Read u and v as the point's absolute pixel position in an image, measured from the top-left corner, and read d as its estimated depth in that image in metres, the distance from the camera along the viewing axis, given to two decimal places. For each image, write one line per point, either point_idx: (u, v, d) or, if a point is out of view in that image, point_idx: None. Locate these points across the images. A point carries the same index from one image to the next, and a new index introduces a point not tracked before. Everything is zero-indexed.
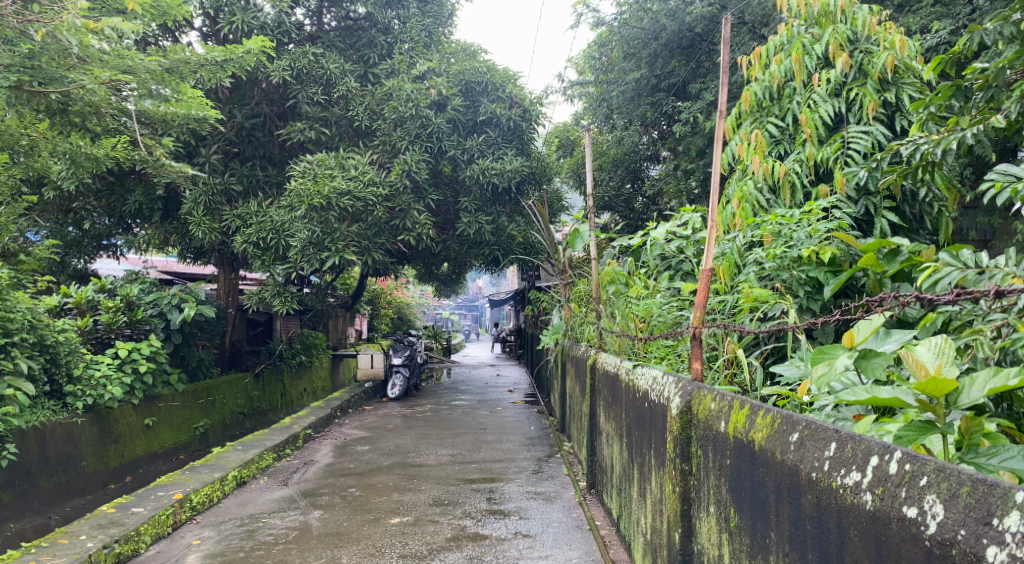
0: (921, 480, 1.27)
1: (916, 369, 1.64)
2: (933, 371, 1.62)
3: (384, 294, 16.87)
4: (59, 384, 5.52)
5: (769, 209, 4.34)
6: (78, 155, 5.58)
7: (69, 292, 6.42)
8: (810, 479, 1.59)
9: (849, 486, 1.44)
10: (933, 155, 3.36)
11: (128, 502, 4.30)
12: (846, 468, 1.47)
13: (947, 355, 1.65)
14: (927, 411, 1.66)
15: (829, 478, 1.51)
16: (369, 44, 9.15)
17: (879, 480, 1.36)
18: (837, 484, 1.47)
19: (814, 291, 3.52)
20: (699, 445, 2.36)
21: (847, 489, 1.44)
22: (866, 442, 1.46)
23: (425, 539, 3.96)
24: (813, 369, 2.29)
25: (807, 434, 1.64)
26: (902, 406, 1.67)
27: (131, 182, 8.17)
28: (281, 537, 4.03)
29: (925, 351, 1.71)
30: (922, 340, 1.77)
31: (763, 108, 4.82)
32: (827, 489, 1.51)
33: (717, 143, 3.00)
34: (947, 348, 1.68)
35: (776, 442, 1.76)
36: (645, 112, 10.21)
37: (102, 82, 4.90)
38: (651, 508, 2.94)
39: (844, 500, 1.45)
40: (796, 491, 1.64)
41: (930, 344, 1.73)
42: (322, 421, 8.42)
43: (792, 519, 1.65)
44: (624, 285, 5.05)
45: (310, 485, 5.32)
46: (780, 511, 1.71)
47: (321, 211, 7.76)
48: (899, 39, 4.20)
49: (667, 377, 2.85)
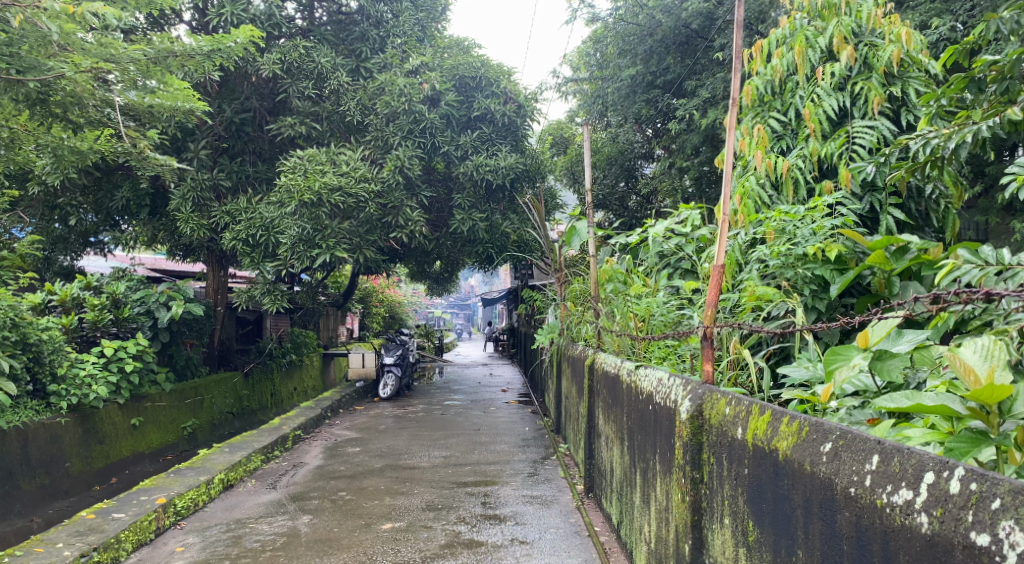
0: (993, 502, 1.16)
1: (966, 374, 1.53)
2: (984, 377, 1.51)
3: (375, 293, 16.72)
4: (43, 384, 5.37)
5: (772, 205, 4.22)
6: (60, 148, 5.42)
7: (54, 289, 6.25)
8: (848, 494, 1.48)
9: (899, 505, 1.32)
10: (944, 150, 3.27)
11: (110, 507, 4.15)
12: (893, 484, 1.35)
13: (999, 359, 1.53)
14: (974, 421, 1.56)
15: (872, 495, 1.40)
16: (361, 38, 9.01)
17: (937, 500, 1.25)
18: (883, 503, 1.36)
19: (819, 290, 3.40)
20: (712, 452, 2.24)
21: (896, 508, 1.32)
22: (917, 456, 1.34)
23: (419, 546, 3.83)
24: (831, 371, 2.17)
25: (842, 444, 1.53)
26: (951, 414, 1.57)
27: (118, 177, 8.08)
28: (269, 545, 3.89)
29: (972, 353, 1.59)
30: (965, 341, 1.66)
31: (764, 103, 4.71)
32: (870, 507, 1.39)
33: (729, 132, 2.87)
34: (997, 351, 1.56)
35: (805, 452, 1.64)
36: (641, 109, 10.03)
37: (83, 70, 4.80)
38: (656, 516, 2.82)
39: (892, 520, 1.33)
40: (831, 507, 1.52)
41: (977, 346, 1.60)
42: (312, 422, 8.26)
43: (825, 537, 1.54)
44: (623, 283, 4.93)
45: (300, 489, 5.17)
46: (811, 528, 1.60)
47: (312, 208, 7.59)
48: (905, 32, 4.12)
49: (674, 378, 2.74)
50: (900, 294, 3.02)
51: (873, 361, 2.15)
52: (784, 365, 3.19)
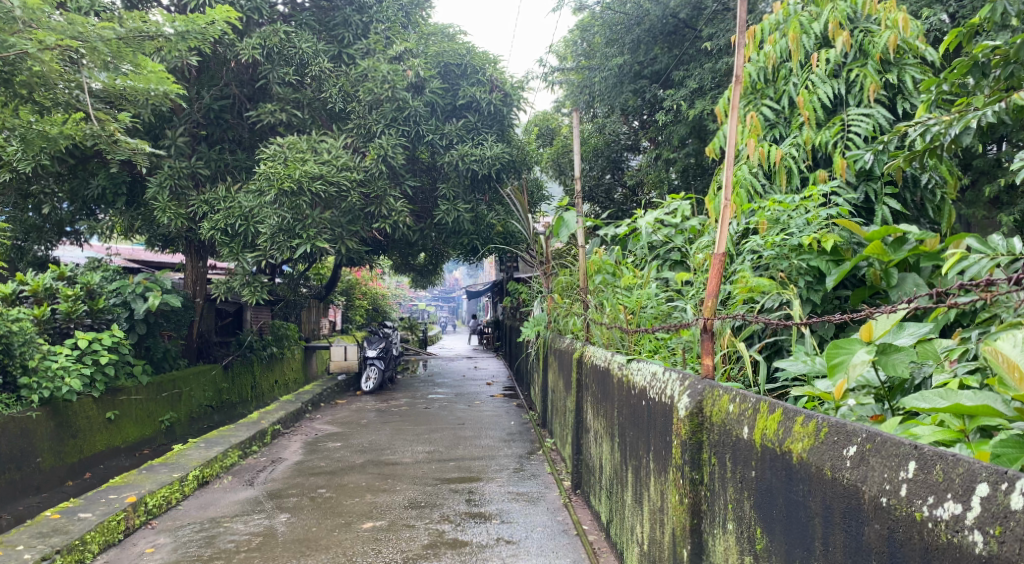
0: None
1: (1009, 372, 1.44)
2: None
3: (358, 286, 16.53)
4: (12, 376, 5.13)
5: (765, 194, 4.10)
6: (28, 132, 5.24)
7: (25, 280, 5.99)
8: (877, 504, 1.36)
9: (945, 520, 1.20)
10: (944, 137, 3.17)
11: (76, 507, 3.97)
12: (936, 496, 1.24)
13: None
14: (1015, 425, 1.45)
15: (909, 507, 1.28)
16: (343, 24, 8.80)
17: (994, 516, 1.13)
18: (925, 517, 1.24)
19: (814, 282, 3.25)
20: (714, 452, 2.14)
21: (940, 523, 1.21)
22: (964, 464, 1.22)
23: (401, 546, 3.69)
24: (833, 368, 2.00)
25: (869, 449, 1.42)
26: (992, 416, 1.47)
27: (93, 165, 7.80)
28: (244, 545, 3.73)
29: (1013, 349, 1.50)
30: (1003, 333, 1.58)
31: (757, 91, 4.59)
32: (906, 520, 1.28)
33: (731, 112, 2.73)
34: None
35: (824, 455, 1.54)
36: (628, 99, 9.79)
37: (47, 47, 4.54)
38: (650, 517, 2.71)
39: (937, 537, 1.22)
40: (856, 518, 1.41)
41: (1018, 340, 1.52)
42: (293, 417, 8.08)
43: (850, 551, 1.42)
44: (612, 275, 4.79)
45: (279, 486, 5.02)
46: (831, 540, 1.49)
47: (292, 197, 7.37)
48: (902, 18, 4.02)
49: (670, 373, 2.62)
50: (898, 285, 2.89)
51: (877, 356, 2.02)
52: (777, 360, 3.06)
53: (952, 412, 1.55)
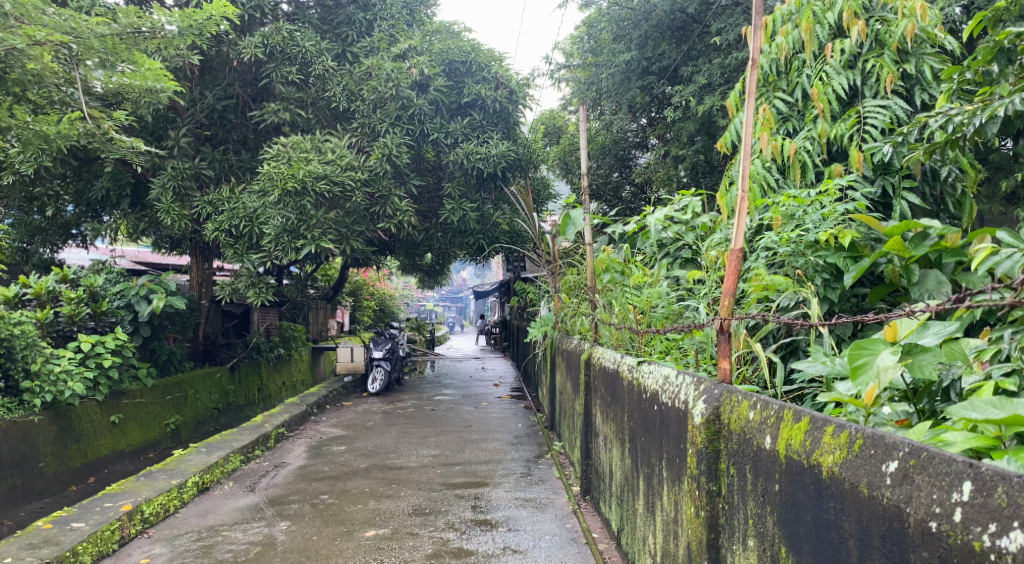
0: None
1: None
2: None
3: (366, 286, 16.45)
4: (15, 380, 5.07)
5: (778, 190, 3.97)
6: (24, 132, 5.15)
7: (28, 281, 5.95)
8: (925, 529, 1.25)
9: (1012, 552, 1.09)
10: (968, 127, 3.03)
11: (70, 516, 3.88)
12: (999, 524, 1.12)
13: None
14: None
15: (966, 535, 1.17)
16: (347, 22, 8.72)
17: None
18: (987, 548, 1.13)
19: (831, 280, 3.11)
20: (732, 462, 2.02)
21: (1004, 555, 1.10)
22: None
23: (404, 556, 3.58)
24: (856, 369, 1.88)
25: (913, 465, 1.30)
26: None
27: (97, 166, 7.72)
28: (242, 555, 3.64)
29: None
30: None
31: (769, 83, 4.47)
32: (962, 549, 1.17)
33: (747, 100, 2.60)
34: None
35: (860, 471, 1.42)
36: (635, 96, 9.67)
37: (37, 43, 4.49)
38: (663, 527, 2.59)
39: None
40: (899, 542, 1.30)
41: None
42: (298, 420, 7.98)
43: None
44: (621, 274, 4.66)
45: (280, 492, 4.92)
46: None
47: (296, 197, 7.26)
48: (920, 5, 3.87)
49: (684, 377, 2.49)
50: (920, 282, 2.75)
51: (904, 357, 1.88)
52: (793, 361, 2.93)
53: (999, 424, 1.42)
